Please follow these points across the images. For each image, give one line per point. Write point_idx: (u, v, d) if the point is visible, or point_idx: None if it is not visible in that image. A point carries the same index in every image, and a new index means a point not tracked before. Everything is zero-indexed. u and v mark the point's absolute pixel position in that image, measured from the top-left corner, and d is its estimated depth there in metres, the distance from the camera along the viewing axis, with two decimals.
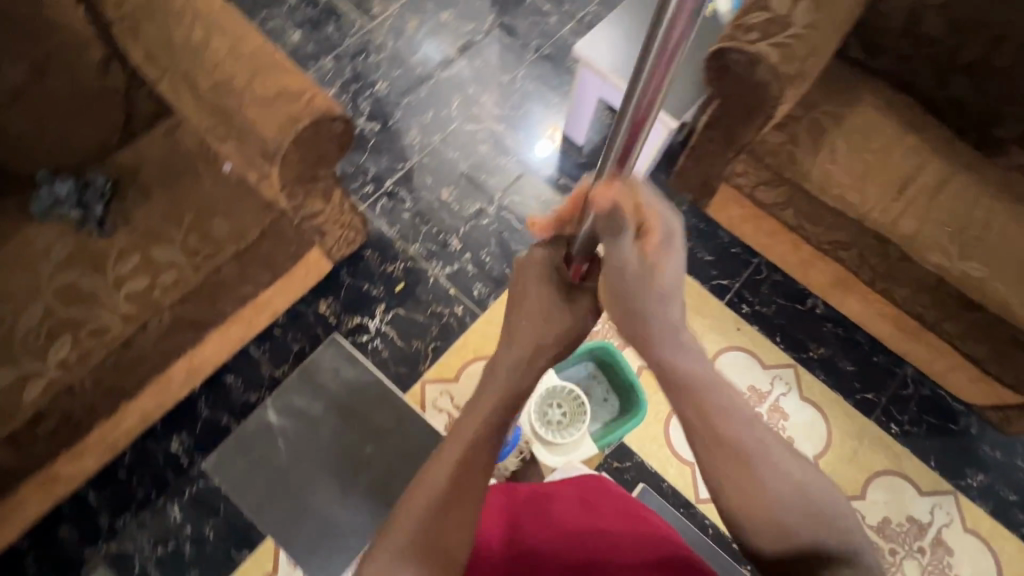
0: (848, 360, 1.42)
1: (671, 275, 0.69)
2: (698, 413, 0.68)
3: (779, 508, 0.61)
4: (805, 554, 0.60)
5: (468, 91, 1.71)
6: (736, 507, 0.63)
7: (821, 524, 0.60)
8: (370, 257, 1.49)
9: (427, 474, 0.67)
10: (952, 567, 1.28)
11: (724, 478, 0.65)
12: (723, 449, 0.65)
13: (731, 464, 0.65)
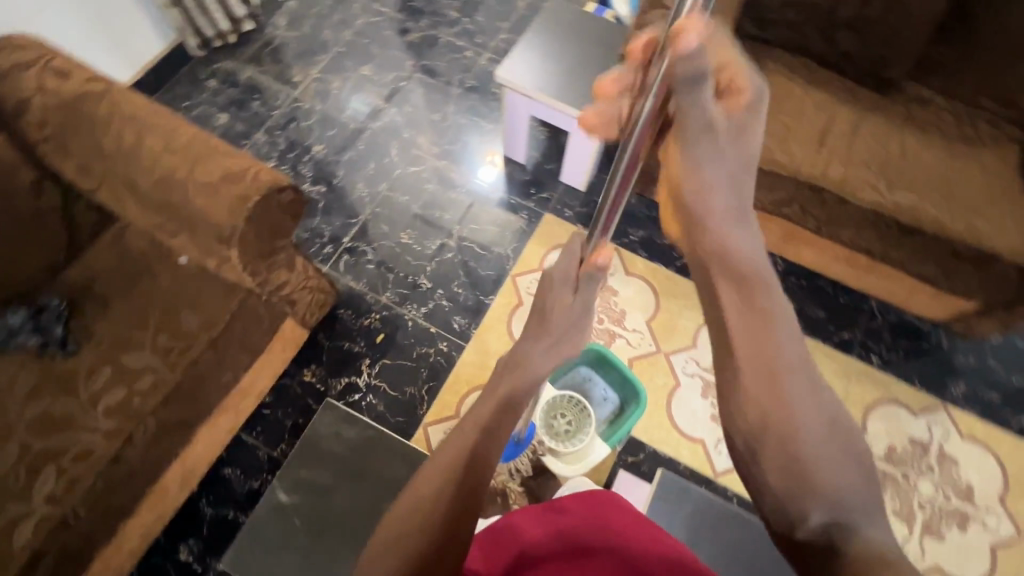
0: (818, 306, 1.49)
1: (745, 152, 0.65)
2: (740, 311, 0.61)
3: (807, 446, 0.55)
4: (823, 507, 0.52)
5: (404, 136, 1.76)
6: (760, 426, 0.57)
7: (841, 465, 0.55)
8: (344, 315, 1.49)
9: (418, 479, 0.65)
10: (962, 477, 1.33)
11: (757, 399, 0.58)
12: (764, 363, 0.58)
13: (766, 374, 0.58)
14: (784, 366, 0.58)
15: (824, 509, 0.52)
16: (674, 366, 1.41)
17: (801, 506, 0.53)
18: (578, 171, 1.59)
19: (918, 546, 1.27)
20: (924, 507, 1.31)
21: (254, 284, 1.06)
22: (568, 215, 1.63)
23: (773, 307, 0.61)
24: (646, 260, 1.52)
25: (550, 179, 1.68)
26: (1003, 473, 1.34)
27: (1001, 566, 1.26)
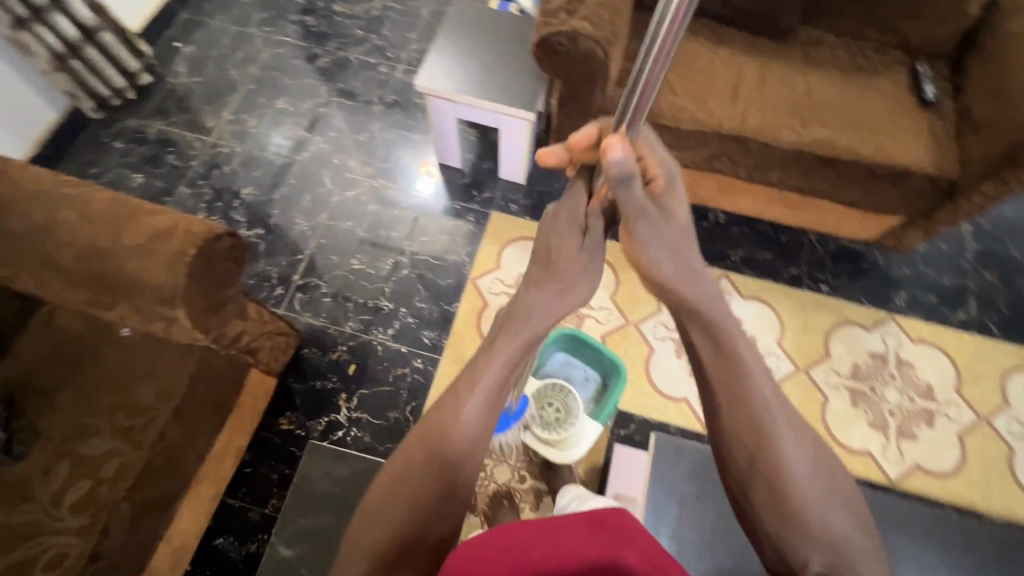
0: (763, 249, 1.57)
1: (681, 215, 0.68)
2: (717, 363, 0.64)
3: (797, 487, 0.57)
4: (818, 551, 0.55)
5: (334, 162, 1.72)
6: (748, 471, 0.60)
7: (832, 506, 0.57)
8: (310, 354, 1.45)
9: (406, 452, 0.63)
10: (921, 378, 1.44)
11: (743, 445, 0.60)
12: (746, 414, 0.61)
13: (750, 426, 0.60)
14: (764, 409, 0.61)
15: (820, 553, 0.55)
16: (645, 333, 1.45)
17: (798, 553, 0.56)
18: (514, 164, 1.60)
19: (897, 449, 1.36)
20: (894, 413, 1.40)
21: (207, 339, 1.00)
22: (514, 209, 1.65)
23: (747, 356, 0.64)
24: None
25: (490, 177, 1.69)
26: (954, 366, 1.45)
27: (970, 450, 1.36)
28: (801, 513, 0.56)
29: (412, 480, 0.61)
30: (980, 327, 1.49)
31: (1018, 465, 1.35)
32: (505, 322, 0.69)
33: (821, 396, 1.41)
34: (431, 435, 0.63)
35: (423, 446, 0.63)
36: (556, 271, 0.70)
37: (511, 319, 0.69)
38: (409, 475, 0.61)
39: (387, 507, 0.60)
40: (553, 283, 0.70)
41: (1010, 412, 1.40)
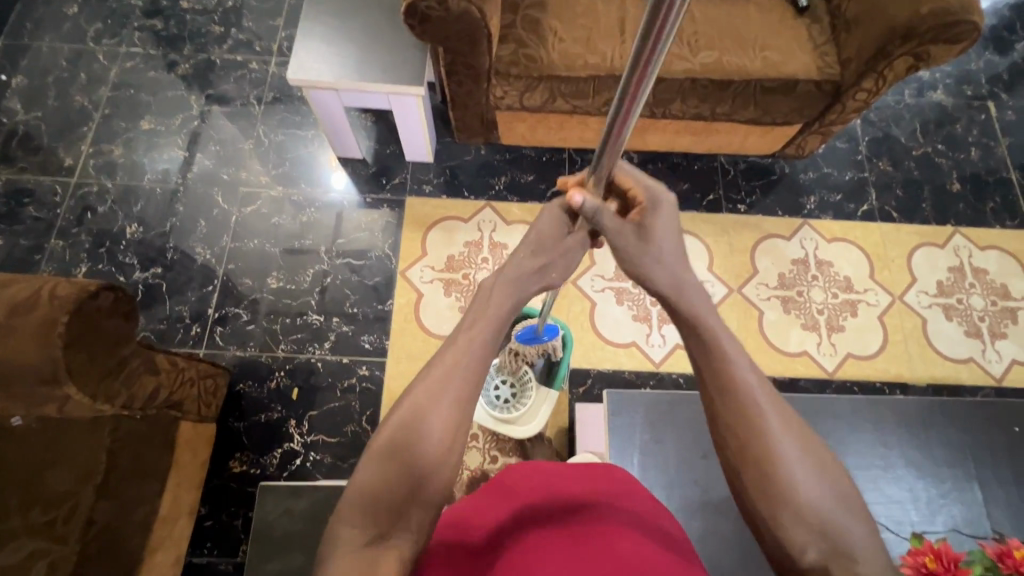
0: (680, 181, 1.60)
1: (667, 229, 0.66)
2: (699, 344, 0.58)
3: (793, 474, 0.50)
4: (816, 540, 0.49)
5: (224, 179, 1.57)
6: (739, 459, 0.53)
7: (834, 491, 0.50)
8: (246, 388, 1.36)
9: (421, 405, 0.53)
10: (840, 272, 1.53)
11: (732, 425, 0.54)
12: (735, 393, 0.54)
13: (739, 407, 0.54)
14: (756, 392, 0.54)
15: (816, 541, 0.49)
16: (583, 288, 1.45)
17: (794, 537, 0.50)
18: (418, 144, 1.52)
19: (830, 343, 1.46)
20: (822, 311, 1.49)
21: (115, 409, 0.90)
22: (429, 190, 1.58)
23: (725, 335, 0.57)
24: (519, 204, 1.57)
25: (396, 162, 1.60)
26: (866, 255, 1.55)
27: (891, 328, 1.48)
28: (797, 498, 0.50)
29: (392, 476, 0.50)
30: (883, 214, 1.60)
31: (932, 332, 1.47)
32: (488, 282, 0.63)
33: (756, 311, 1.48)
34: (411, 422, 0.52)
35: (404, 435, 0.52)
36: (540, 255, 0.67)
37: (497, 287, 0.62)
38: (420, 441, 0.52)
39: (363, 500, 0.50)
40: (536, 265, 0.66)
41: (919, 287, 1.52)
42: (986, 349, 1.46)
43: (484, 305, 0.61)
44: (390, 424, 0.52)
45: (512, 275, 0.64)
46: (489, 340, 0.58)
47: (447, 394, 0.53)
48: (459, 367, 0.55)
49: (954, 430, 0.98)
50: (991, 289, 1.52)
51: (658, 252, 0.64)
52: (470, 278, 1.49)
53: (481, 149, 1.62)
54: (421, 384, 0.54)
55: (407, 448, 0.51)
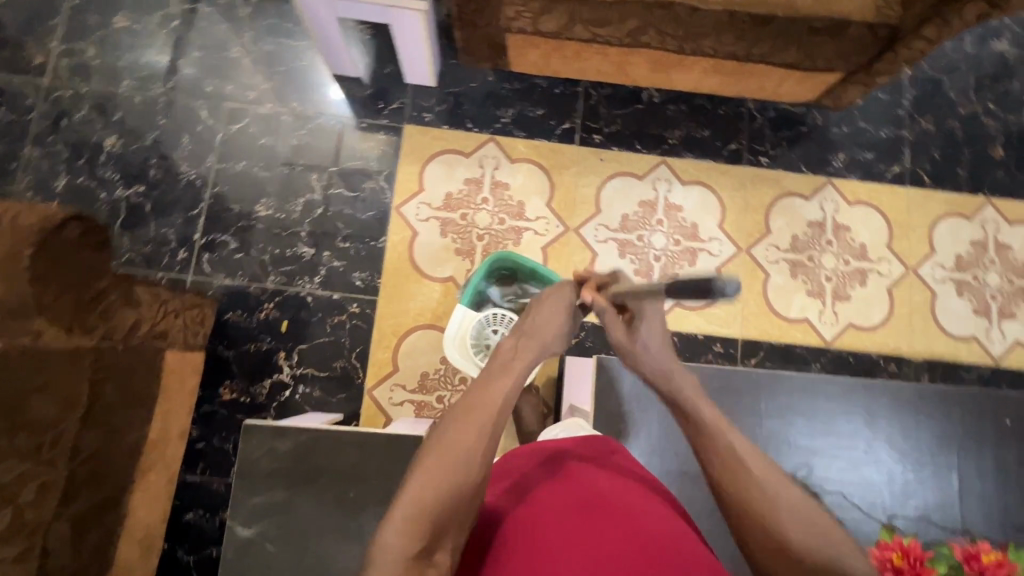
0: (701, 127, 1.48)
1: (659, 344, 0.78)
2: (692, 425, 0.72)
3: (789, 530, 0.62)
4: None
5: (209, 91, 1.45)
6: (745, 523, 0.65)
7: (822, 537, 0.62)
8: (235, 318, 1.34)
9: (455, 437, 0.64)
10: (856, 239, 1.46)
11: (727, 486, 0.67)
12: (739, 461, 0.67)
13: (731, 474, 0.66)
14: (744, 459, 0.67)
15: None
16: (585, 238, 1.42)
17: None
18: (418, 66, 1.38)
19: (832, 312, 1.42)
20: (830, 278, 1.43)
21: (95, 340, 0.91)
22: (429, 119, 1.46)
23: (714, 417, 0.71)
24: (525, 140, 1.46)
25: (395, 84, 1.47)
26: (887, 222, 1.47)
27: (898, 301, 1.43)
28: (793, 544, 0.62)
29: (440, 499, 0.60)
30: (914, 177, 1.49)
31: (940, 308, 1.43)
32: (516, 340, 0.77)
33: (762, 273, 1.43)
34: (450, 448, 0.63)
35: (444, 461, 0.62)
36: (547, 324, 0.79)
37: (517, 343, 0.77)
38: (456, 464, 0.62)
39: (408, 516, 0.58)
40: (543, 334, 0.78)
41: (936, 260, 1.45)
42: (991, 328, 1.42)
43: (514, 361, 0.74)
44: (436, 454, 0.62)
45: (536, 337, 0.78)
46: (516, 388, 0.71)
47: (482, 433, 0.65)
48: (487, 411, 0.67)
49: (941, 418, 0.97)
50: (1010, 267, 1.46)
51: (649, 353, 0.77)
52: (469, 219, 1.41)
53: (488, 75, 1.47)
54: (456, 420, 0.66)
55: (449, 472, 0.61)
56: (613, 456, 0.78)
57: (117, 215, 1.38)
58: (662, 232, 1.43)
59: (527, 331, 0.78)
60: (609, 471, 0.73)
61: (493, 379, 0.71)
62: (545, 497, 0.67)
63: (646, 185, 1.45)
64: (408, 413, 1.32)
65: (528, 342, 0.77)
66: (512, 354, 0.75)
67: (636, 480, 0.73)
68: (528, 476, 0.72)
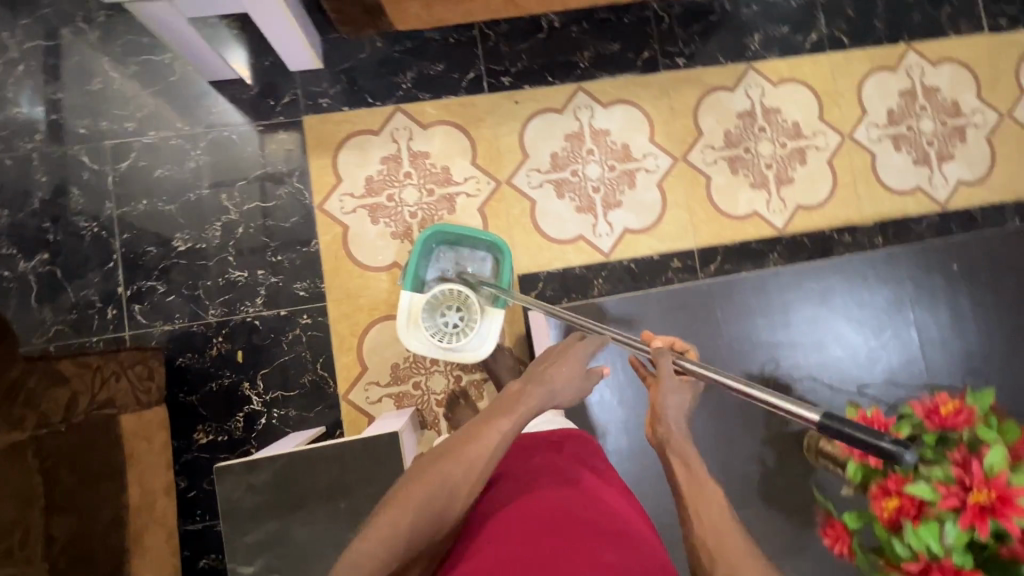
0: (610, 42, 1.40)
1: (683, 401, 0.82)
2: (688, 474, 0.72)
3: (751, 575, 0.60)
4: None
5: (84, 133, 1.33)
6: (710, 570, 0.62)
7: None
8: (188, 361, 1.29)
9: (451, 464, 0.67)
10: (787, 119, 1.42)
11: (704, 540, 0.65)
12: (717, 518, 0.66)
13: (710, 526, 0.65)
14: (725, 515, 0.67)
15: None
16: (520, 187, 1.37)
17: None
18: (295, 50, 1.27)
19: (779, 199, 1.40)
20: (770, 165, 1.41)
21: (29, 431, 0.89)
22: (327, 104, 1.36)
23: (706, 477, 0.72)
24: (433, 102, 1.37)
25: (281, 76, 1.36)
26: (815, 94, 1.43)
27: (840, 171, 1.42)
28: None
29: (414, 521, 0.63)
30: (833, 41, 1.44)
31: (881, 167, 1.42)
32: (527, 385, 0.79)
33: (703, 177, 1.40)
34: (434, 477, 0.66)
35: (424, 489, 0.65)
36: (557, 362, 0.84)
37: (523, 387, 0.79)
38: (440, 490, 0.65)
39: (381, 541, 0.61)
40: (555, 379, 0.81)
41: (869, 120, 1.43)
42: (933, 174, 1.42)
43: (519, 404, 0.75)
44: (425, 479, 0.66)
45: (545, 381, 0.80)
46: (515, 429, 0.73)
47: (475, 468, 0.68)
48: (485, 449, 0.70)
49: (871, 283, 1.15)
50: (942, 108, 1.44)
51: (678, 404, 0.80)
52: (396, 199, 1.35)
53: (376, 41, 1.37)
54: (446, 452, 0.69)
55: (426, 501, 0.64)
56: (600, 483, 0.78)
57: (30, 289, 1.29)
58: (596, 161, 1.39)
59: (536, 376, 0.81)
60: (596, 498, 0.73)
61: (493, 420, 0.73)
62: (522, 509, 0.68)
63: (568, 117, 1.39)
64: (389, 407, 1.31)
65: (540, 390, 0.78)
66: (517, 396, 0.76)
67: (621, 512, 0.73)
68: (521, 484, 0.73)
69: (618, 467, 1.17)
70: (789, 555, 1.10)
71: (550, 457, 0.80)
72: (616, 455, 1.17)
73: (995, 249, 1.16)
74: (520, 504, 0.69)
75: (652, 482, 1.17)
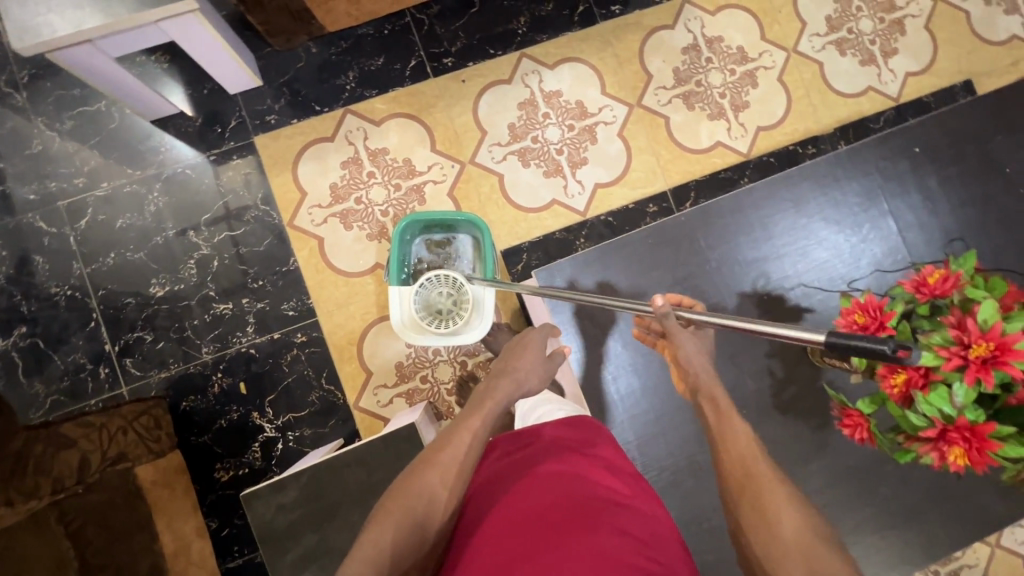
0: (543, 3, 1.40)
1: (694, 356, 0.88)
2: (715, 409, 0.80)
3: (775, 502, 0.65)
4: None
5: (34, 200, 1.29)
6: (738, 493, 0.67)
7: (784, 498, 0.65)
8: (192, 403, 1.28)
9: (427, 472, 0.73)
10: (732, 45, 1.43)
11: (735, 473, 0.69)
12: (739, 446, 0.72)
13: (739, 461, 0.70)
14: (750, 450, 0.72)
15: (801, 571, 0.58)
16: (484, 164, 1.36)
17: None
18: (232, 71, 1.24)
19: (739, 124, 1.41)
20: (724, 94, 1.42)
21: (46, 499, 0.93)
22: (275, 120, 1.34)
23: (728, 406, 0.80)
24: (381, 97, 1.36)
25: (222, 101, 1.33)
26: (753, 16, 1.44)
27: (791, 86, 1.43)
28: (782, 530, 0.62)
29: (398, 540, 0.66)
30: None
31: (830, 75, 1.44)
32: (492, 382, 0.90)
33: (661, 119, 1.41)
34: (412, 490, 0.71)
35: (404, 504, 0.69)
36: (519, 355, 0.97)
37: (490, 390, 0.88)
38: (418, 505, 0.69)
39: (369, 557, 0.64)
40: (516, 370, 0.93)
41: (811, 30, 1.44)
42: (882, 72, 1.44)
43: (486, 402, 0.85)
44: (403, 498, 0.70)
45: (511, 377, 0.90)
46: (484, 427, 0.81)
47: (449, 475, 0.73)
48: (457, 452, 0.76)
49: (837, 182, 1.18)
50: (877, 6, 1.46)
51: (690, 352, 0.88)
52: (365, 201, 1.34)
53: (311, 47, 1.34)
54: (423, 464, 0.74)
55: (407, 511, 0.68)
56: (602, 464, 0.74)
57: (15, 365, 1.26)
58: (553, 123, 1.38)
59: (501, 372, 0.92)
60: (594, 485, 0.69)
61: (463, 424, 0.80)
62: (513, 507, 0.67)
63: (517, 85, 1.38)
64: (402, 406, 1.31)
65: (506, 382, 0.89)
66: (483, 396, 0.86)
67: (624, 496, 0.69)
68: (512, 481, 0.72)
69: (635, 410, 1.19)
70: (814, 457, 1.14)
71: (543, 442, 0.78)
72: (631, 399, 1.19)
73: (948, 126, 1.20)
74: (504, 505, 0.68)
75: (672, 421, 1.18)
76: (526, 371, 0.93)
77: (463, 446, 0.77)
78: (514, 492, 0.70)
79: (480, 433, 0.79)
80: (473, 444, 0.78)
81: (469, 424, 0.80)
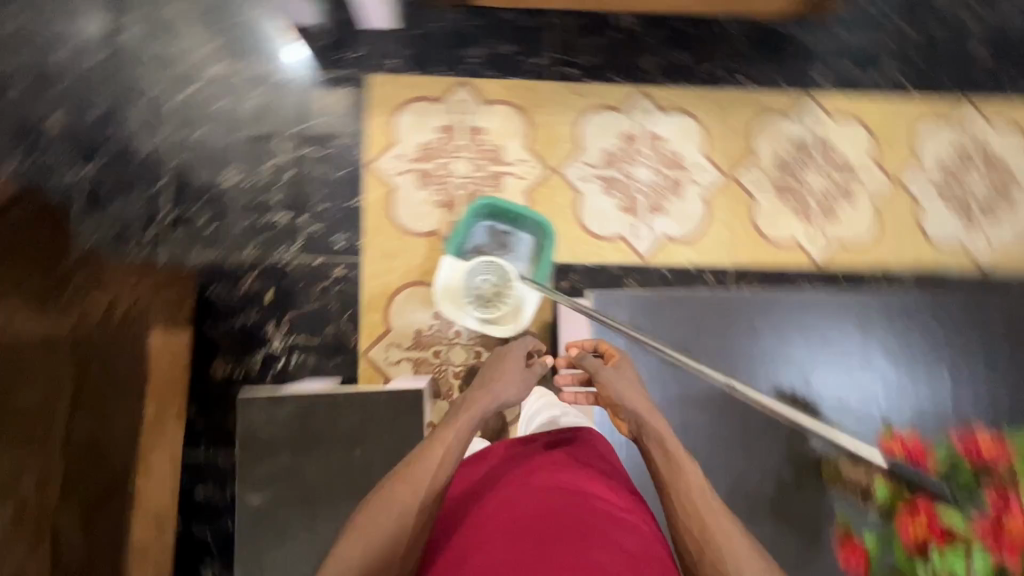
0: (677, 50, 1.42)
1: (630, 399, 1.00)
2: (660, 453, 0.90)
3: None
4: None
5: (153, 55, 1.34)
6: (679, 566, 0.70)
7: None
8: (217, 291, 1.29)
9: (398, 484, 0.81)
10: (841, 155, 1.43)
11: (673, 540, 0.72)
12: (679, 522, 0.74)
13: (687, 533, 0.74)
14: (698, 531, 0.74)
15: None
16: (568, 177, 1.38)
17: None
18: (374, 6, 1.28)
19: (821, 231, 1.41)
20: (817, 196, 1.42)
21: None
22: (394, 65, 1.38)
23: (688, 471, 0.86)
24: (497, 80, 1.39)
25: (352, 30, 1.38)
26: (870, 135, 1.44)
27: (884, 214, 1.42)
28: None
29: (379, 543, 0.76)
30: (896, 86, 1.45)
31: (926, 217, 1.43)
32: (472, 394, 0.96)
33: (749, 197, 1.41)
34: (385, 500, 0.80)
35: (376, 511, 0.79)
36: (502, 370, 1.01)
37: (467, 402, 0.94)
38: (392, 508, 0.79)
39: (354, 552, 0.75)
40: (498, 384, 0.98)
41: (921, 168, 1.44)
42: (977, 232, 1.43)
43: (460, 414, 0.91)
44: (385, 504, 0.79)
45: (489, 392, 0.96)
46: (459, 437, 0.87)
47: (421, 481, 0.81)
48: (430, 461, 0.83)
49: None
50: (994, 168, 1.45)
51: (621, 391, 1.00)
52: (446, 168, 1.36)
53: (451, 13, 1.39)
54: (400, 474, 0.83)
55: (384, 516, 0.78)
56: (602, 487, 0.79)
57: (74, 196, 1.29)
58: (645, 163, 1.40)
59: (483, 385, 0.98)
60: (592, 502, 0.75)
61: (438, 435, 0.88)
62: (511, 511, 0.74)
63: (626, 116, 1.40)
64: (406, 370, 1.31)
65: (482, 398, 0.95)
66: (460, 407, 0.93)
67: (619, 518, 0.74)
68: (516, 487, 0.79)
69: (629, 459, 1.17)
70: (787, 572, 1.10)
71: (537, 463, 0.84)
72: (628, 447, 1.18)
73: None
74: (502, 508, 0.75)
75: None
76: (505, 382, 0.98)
77: (434, 457, 0.84)
78: (513, 499, 0.76)
79: (452, 445, 0.86)
80: (445, 454, 0.85)
81: (442, 436, 0.87)
